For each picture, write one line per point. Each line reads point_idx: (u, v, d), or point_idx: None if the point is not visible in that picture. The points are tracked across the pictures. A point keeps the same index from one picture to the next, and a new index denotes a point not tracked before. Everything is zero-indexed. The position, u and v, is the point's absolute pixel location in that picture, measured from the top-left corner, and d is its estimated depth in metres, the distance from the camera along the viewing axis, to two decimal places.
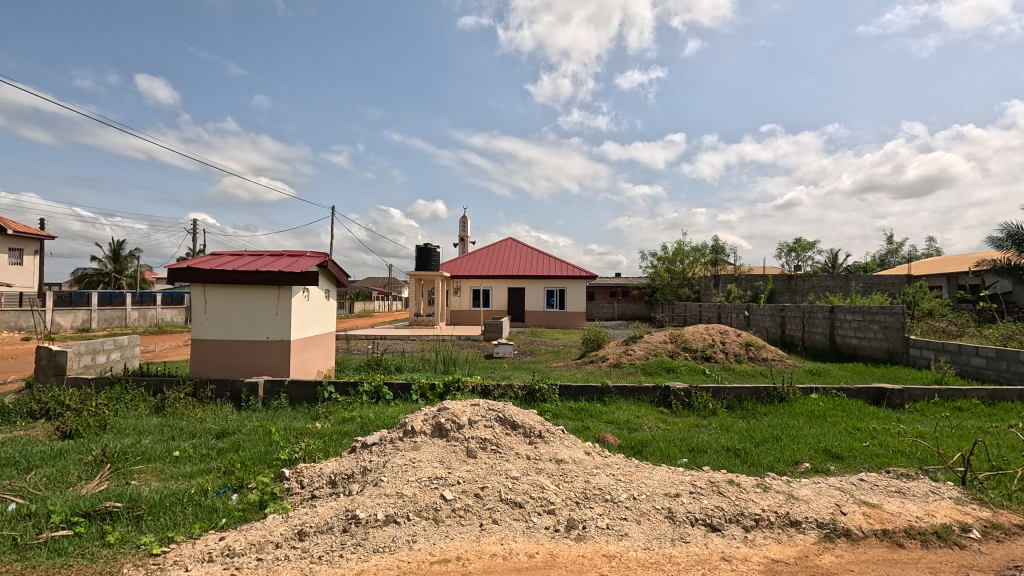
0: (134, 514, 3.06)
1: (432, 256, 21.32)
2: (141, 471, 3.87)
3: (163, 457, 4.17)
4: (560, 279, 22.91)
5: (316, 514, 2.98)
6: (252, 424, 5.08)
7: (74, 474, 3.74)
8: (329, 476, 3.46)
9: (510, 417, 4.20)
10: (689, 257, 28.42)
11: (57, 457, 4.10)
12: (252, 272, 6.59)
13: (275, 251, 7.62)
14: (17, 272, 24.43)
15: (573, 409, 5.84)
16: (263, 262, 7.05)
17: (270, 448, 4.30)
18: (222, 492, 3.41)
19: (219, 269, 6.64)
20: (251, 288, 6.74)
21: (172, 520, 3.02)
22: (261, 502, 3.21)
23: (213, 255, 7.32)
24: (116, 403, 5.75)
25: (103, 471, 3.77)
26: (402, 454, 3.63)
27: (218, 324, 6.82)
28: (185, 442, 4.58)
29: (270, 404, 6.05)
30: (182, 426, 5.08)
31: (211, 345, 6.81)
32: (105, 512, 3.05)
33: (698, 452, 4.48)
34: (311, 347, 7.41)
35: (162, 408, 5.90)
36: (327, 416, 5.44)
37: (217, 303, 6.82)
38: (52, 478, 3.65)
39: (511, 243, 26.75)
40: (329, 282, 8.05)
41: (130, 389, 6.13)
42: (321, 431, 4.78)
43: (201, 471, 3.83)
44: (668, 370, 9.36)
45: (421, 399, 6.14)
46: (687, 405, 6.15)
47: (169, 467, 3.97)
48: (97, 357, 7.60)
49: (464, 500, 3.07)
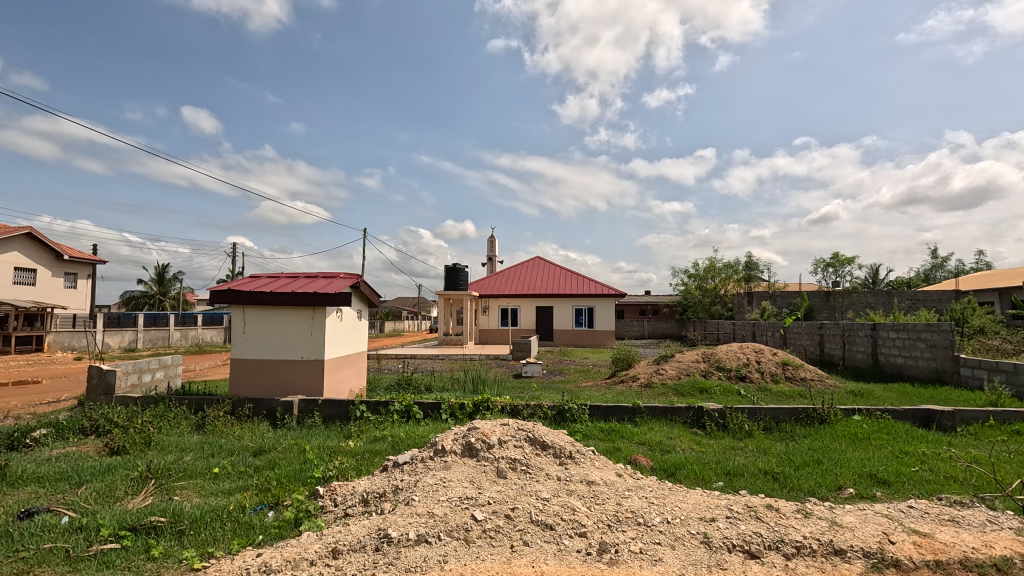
0: (177, 528, 3.16)
1: (460, 275, 21.53)
2: (183, 487, 4.01)
3: (204, 474, 4.31)
4: (588, 297, 22.79)
5: (350, 532, 3.01)
6: (287, 442, 5.20)
7: (121, 489, 3.89)
8: (361, 494, 3.50)
9: (539, 437, 4.18)
10: (721, 274, 27.69)
11: (106, 473, 4.28)
12: (288, 294, 6.83)
13: (309, 274, 7.86)
14: (70, 295, 25.88)
15: (603, 429, 5.76)
16: (298, 283, 7.30)
17: (305, 465, 4.40)
18: (259, 509, 3.49)
19: (256, 291, 6.88)
20: (287, 309, 6.96)
21: (212, 536, 3.10)
22: (296, 520, 3.27)
23: (251, 277, 7.60)
24: (160, 421, 5.99)
25: (148, 487, 3.91)
26: (433, 474, 3.66)
27: (256, 344, 7.04)
28: (224, 459, 4.73)
29: (305, 422, 6.17)
30: (222, 443, 5.23)
31: (250, 365, 7.04)
32: (149, 527, 3.16)
33: (735, 475, 4.35)
34: (344, 365, 7.58)
35: (203, 425, 6.10)
36: (360, 434, 5.52)
37: (256, 323, 7.05)
38: (101, 493, 3.81)
39: (538, 262, 26.78)
40: (361, 302, 8.23)
41: (173, 407, 6.38)
42: (353, 449, 4.86)
43: (239, 488, 3.93)
44: (701, 391, 9.12)
45: (451, 419, 6.16)
46: (721, 426, 6.00)
47: (208, 483, 4.09)
48: (143, 376, 7.92)
49: (495, 521, 3.06)
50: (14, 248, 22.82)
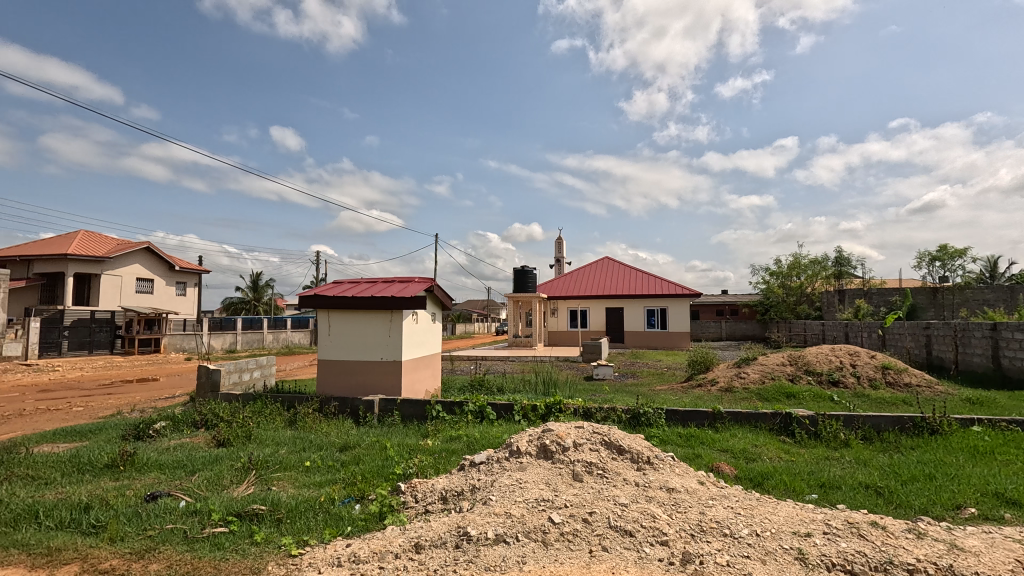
0: (275, 516, 3.41)
1: (529, 277, 21.65)
2: (279, 478, 4.33)
3: (297, 466, 4.64)
4: (661, 298, 22.08)
5: (431, 528, 3.11)
6: (370, 439, 5.47)
7: (227, 478, 4.28)
8: (440, 492, 3.61)
9: (616, 441, 4.10)
10: (808, 271, 25.74)
11: (214, 463, 4.72)
12: (369, 298, 7.20)
13: (387, 279, 8.23)
14: (181, 302, 28.87)
15: (681, 435, 5.54)
16: (377, 288, 7.67)
17: (387, 462, 4.61)
18: (347, 501, 3.69)
19: (340, 296, 7.32)
20: (368, 312, 7.33)
21: (306, 524, 3.33)
22: (381, 514, 3.43)
23: (335, 283, 8.09)
24: (258, 416, 6.51)
25: (249, 477, 4.26)
26: (509, 474, 3.69)
27: (340, 345, 7.48)
28: (314, 453, 5.06)
29: (385, 420, 6.45)
30: (312, 438, 5.59)
31: (335, 365, 7.48)
32: (252, 514, 3.44)
33: (831, 488, 4.02)
34: (420, 367, 7.86)
35: (295, 421, 6.56)
36: (436, 434, 5.70)
37: (339, 326, 7.49)
38: (211, 480, 4.21)
39: (607, 263, 26.34)
40: (435, 305, 8.50)
41: (269, 404, 6.91)
42: (431, 448, 5.02)
43: (328, 481, 4.19)
44: (788, 396, 8.53)
45: (524, 421, 6.19)
46: (812, 434, 5.58)
47: (301, 476, 4.39)
48: (243, 374, 8.66)
49: (572, 525, 3.04)
50: (136, 261, 25.82)
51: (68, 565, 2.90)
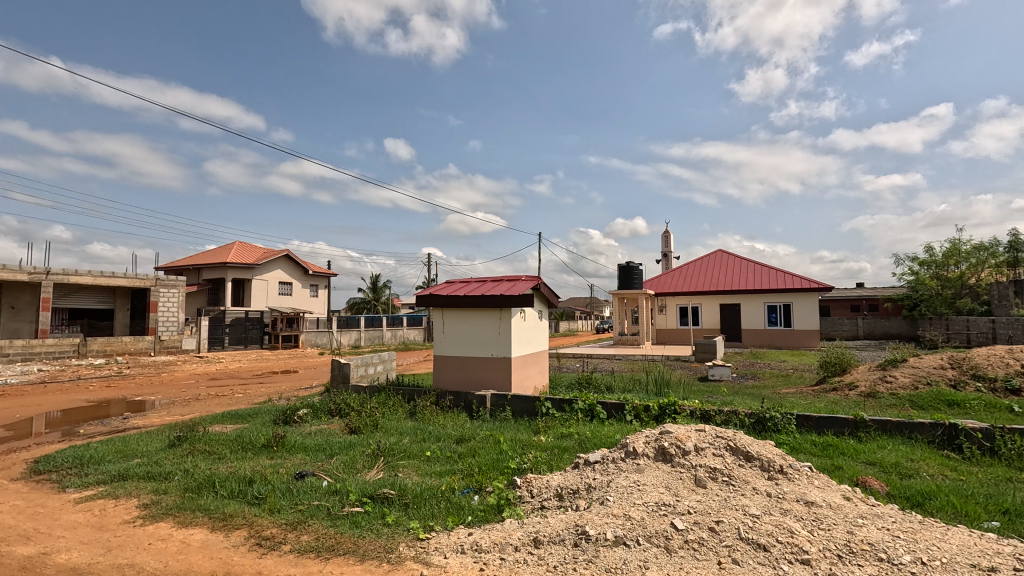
0: (403, 501, 3.67)
1: (635, 273, 21.04)
2: (404, 465, 4.65)
3: (419, 455, 4.95)
4: (784, 293, 20.21)
5: (548, 524, 3.13)
6: (484, 433, 5.67)
7: (360, 463, 4.69)
8: (555, 489, 3.62)
9: (742, 447, 3.81)
10: (970, 259, 21.83)
11: (348, 448, 5.20)
12: (479, 297, 7.47)
13: (495, 278, 8.47)
14: (314, 302, 32.26)
15: (817, 444, 5.01)
16: (486, 287, 7.93)
17: (501, 455, 4.73)
18: (467, 491, 3.85)
19: (452, 295, 7.68)
20: (478, 310, 7.60)
21: (430, 511, 3.53)
22: (499, 506, 3.52)
23: (447, 283, 8.50)
24: (383, 407, 7.05)
25: (379, 463, 4.63)
26: (626, 475, 3.60)
27: (453, 342, 7.84)
28: (433, 444, 5.36)
29: (497, 415, 6.64)
30: (431, 430, 5.93)
31: (449, 361, 7.86)
32: (383, 497, 3.74)
33: (1017, 516, 3.37)
34: (529, 363, 7.98)
35: (415, 413, 7.00)
36: (547, 430, 5.74)
37: (452, 323, 7.86)
38: (347, 464, 4.65)
39: (720, 256, 24.68)
40: (541, 303, 8.57)
41: (392, 396, 7.46)
42: (543, 444, 5.07)
43: (448, 471, 4.41)
44: (950, 404, 7.32)
45: (636, 421, 6.01)
46: (988, 451, 4.73)
47: (424, 464, 4.68)
48: (369, 368, 9.45)
49: (697, 533, 2.88)
50: (279, 267, 29.34)
51: (239, 530, 3.38)
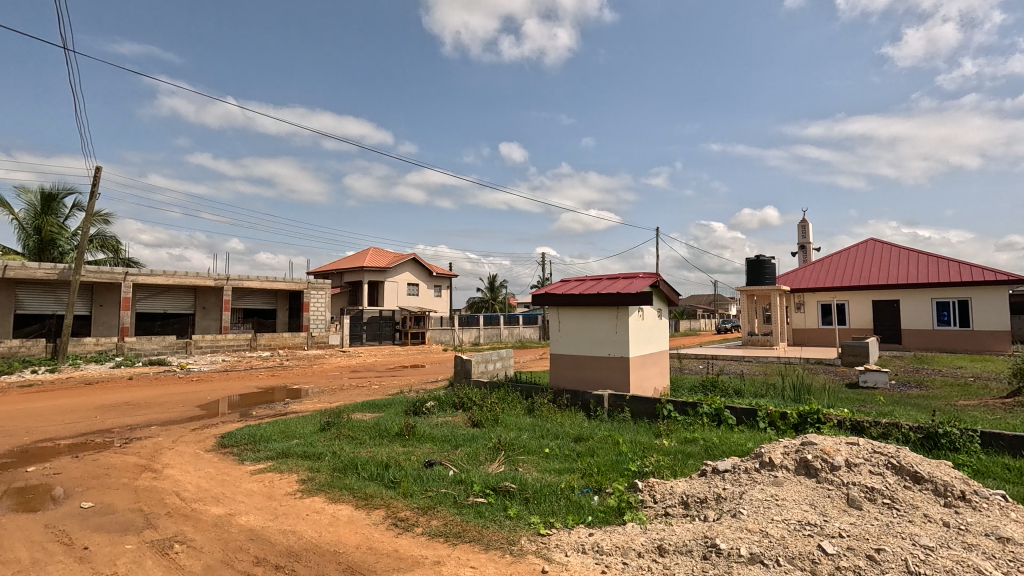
0: (524, 496, 3.75)
1: (766, 268, 19.29)
2: (523, 460, 4.75)
3: (538, 452, 5.02)
4: (959, 286, 17.09)
5: (674, 533, 2.99)
6: (602, 433, 5.58)
7: (483, 455, 4.89)
8: (681, 496, 3.44)
9: (908, 466, 3.29)
10: None
11: (472, 440, 5.46)
12: (594, 295, 7.37)
13: (611, 275, 8.30)
14: (438, 302, 34.37)
15: (1010, 468, 4.14)
16: (602, 285, 7.80)
17: (621, 457, 4.63)
18: (586, 491, 3.82)
19: (568, 293, 7.67)
20: (594, 309, 7.50)
21: (550, 508, 3.56)
22: (620, 509, 3.44)
23: (563, 282, 8.52)
24: (503, 403, 7.28)
25: (500, 457, 4.79)
26: (762, 488, 3.31)
27: (569, 341, 7.83)
28: (552, 441, 5.40)
29: (615, 416, 6.49)
30: (549, 427, 5.99)
31: (566, 359, 7.86)
32: (504, 490, 3.85)
33: None
34: (648, 364, 7.69)
35: (533, 409, 7.12)
36: (669, 434, 5.48)
37: (568, 322, 7.85)
38: (471, 456, 4.87)
39: (873, 246, 21.59)
40: (661, 301, 8.21)
41: (511, 392, 7.67)
42: (665, 448, 4.86)
43: (567, 470, 4.41)
44: None
45: (771, 429, 5.49)
46: None
47: (542, 461, 4.74)
48: (489, 364, 9.82)
49: (852, 560, 2.54)
50: (407, 269, 31.75)
51: (378, 510, 3.71)
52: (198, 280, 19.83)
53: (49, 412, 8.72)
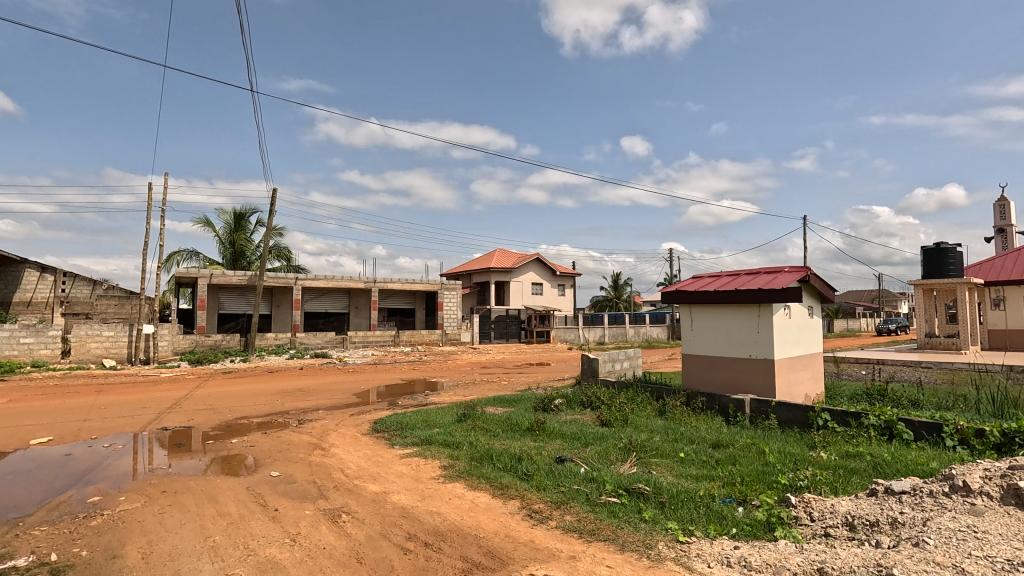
0: (659, 500, 3.62)
1: (949, 257, 16.24)
2: (657, 463, 4.59)
3: (672, 455, 4.80)
4: None
5: (837, 556, 2.66)
6: (744, 441, 5.16)
7: (614, 455, 4.82)
8: (844, 516, 3.05)
9: None
10: None
11: (601, 439, 5.41)
12: (732, 292, 6.86)
13: (751, 271, 7.65)
14: (562, 301, 34.57)
15: None
16: (741, 281, 7.22)
17: (767, 468, 4.24)
18: (728, 501, 3.57)
19: (702, 291, 7.24)
20: (732, 307, 6.97)
21: (689, 515, 3.39)
22: (769, 523, 3.15)
23: (695, 278, 8.06)
24: (632, 403, 7.10)
25: (631, 458, 4.68)
26: (953, 517, 2.80)
27: (703, 341, 7.37)
28: (687, 446, 5.14)
29: (759, 423, 5.96)
30: (683, 431, 5.70)
31: (700, 361, 7.41)
32: (638, 492, 3.76)
33: None
34: (798, 367, 6.93)
35: (664, 411, 6.83)
36: (826, 446, 4.89)
37: (702, 321, 7.39)
38: (601, 455, 4.83)
39: None
40: (811, 298, 7.35)
41: (641, 393, 7.45)
42: (822, 461, 4.34)
43: (706, 477, 4.16)
44: None
45: (961, 448, 4.61)
46: None
47: (677, 465, 4.53)
48: (616, 364, 9.65)
49: None
50: (531, 269, 32.48)
51: (514, 500, 3.86)
52: (351, 283, 22.38)
53: (245, 395, 10.52)
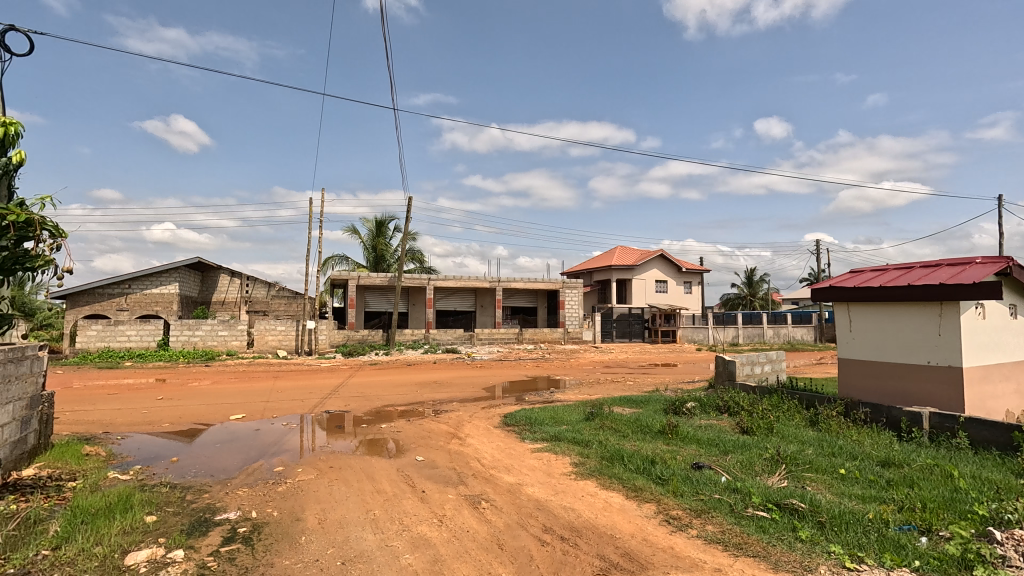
0: (818, 519, 3.26)
1: None
2: (811, 479, 4.14)
3: (831, 471, 4.29)
4: None
5: None
6: (925, 461, 4.42)
7: (759, 466, 4.45)
8: None
9: None
10: None
11: (743, 448, 5.03)
12: (904, 288, 5.93)
13: (929, 263, 6.54)
14: (689, 299, 32.72)
15: None
16: (915, 275, 6.21)
17: (957, 495, 3.59)
18: (907, 529, 3.10)
19: (863, 286, 6.37)
20: (904, 305, 6.02)
21: (857, 540, 3.00)
22: (966, 561, 2.67)
23: (855, 273, 7.12)
24: (777, 411, 6.50)
25: (780, 470, 4.28)
26: None
27: (866, 344, 6.47)
28: (848, 462, 4.56)
29: (942, 442, 5.07)
30: (841, 445, 5.07)
31: (861, 367, 6.53)
32: (791, 508, 3.42)
33: None
34: (996, 378, 5.77)
35: (816, 422, 6.14)
36: None
37: (864, 321, 6.49)
38: (745, 464, 4.49)
39: None
40: (1015, 295, 6.06)
41: (787, 400, 6.79)
42: None
43: (876, 499, 3.65)
44: None
45: None
46: None
47: (838, 483, 4.04)
48: (755, 367, 8.89)
49: None
50: (655, 266, 31.24)
51: (649, 504, 3.76)
52: (477, 282, 23.52)
53: (388, 385, 11.61)
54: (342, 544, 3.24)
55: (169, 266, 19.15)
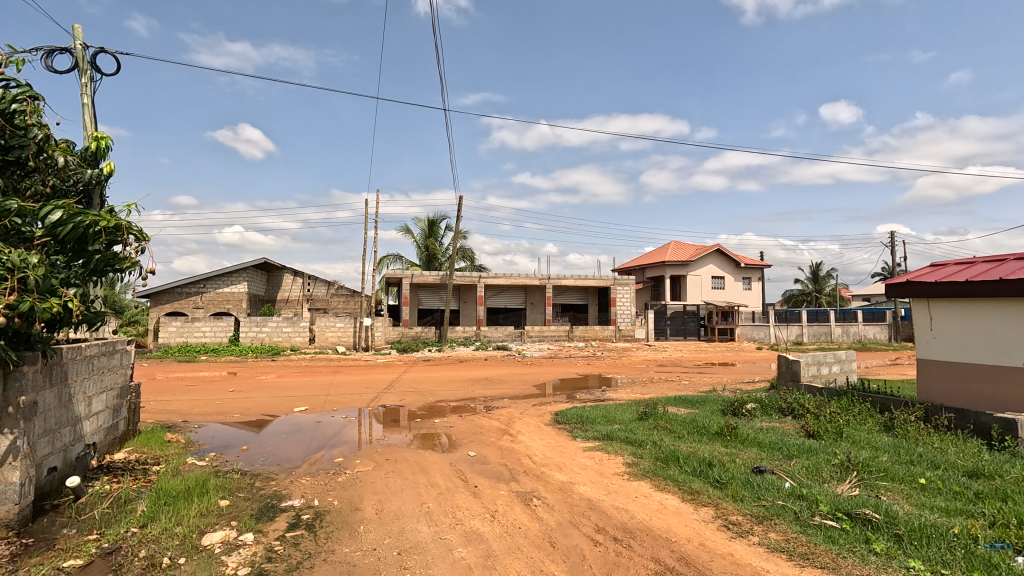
0: (895, 532, 3.03)
1: None
2: (886, 488, 3.86)
3: (909, 480, 3.98)
4: None
5: None
6: (1019, 472, 4.02)
7: (827, 472, 4.20)
8: None
9: None
10: None
11: (809, 453, 4.75)
12: (994, 283, 5.41)
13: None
14: (748, 295, 31.34)
15: None
16: (1008, 268, 5.65)
17: None
18: (999, 547, 2.83)
19: (946, 281, 5.87)
20: (995, 302, 5.50)
21: (940, 555, 2.77)
22: None
23: (936, 267, 6.57)
24: (847, 414, 6.11)
25: (851, 477, 4.02)
26: None
27: (949, 344, 5.95)
28: (930, 471, 4.21)
29: None
30: (921, 452, 4.70)
31: (943, 368, 6.01)
32: (863, 518, 3.21)
33: None
34: None
35: (892, 427, 5.72)
36: None
37: (946, 319, 5.98)
38: (811, 470, 4.25)
39: None
40: None
41: (858, 403, 6.36)
42: None
43: (962, 512, 3.35)
44: None
45: None
46: None
47: (917, 494, 3.74)
48: (822, 368, 8.39)
49: None
50: (711, 262, 30.13)
51: (707, 508, 3.63)
52: (527, 280, 23.56)
53: (442, 381, 11.84)
54: (398, 535, 3.34)
55: (238, 267, 20.42)
